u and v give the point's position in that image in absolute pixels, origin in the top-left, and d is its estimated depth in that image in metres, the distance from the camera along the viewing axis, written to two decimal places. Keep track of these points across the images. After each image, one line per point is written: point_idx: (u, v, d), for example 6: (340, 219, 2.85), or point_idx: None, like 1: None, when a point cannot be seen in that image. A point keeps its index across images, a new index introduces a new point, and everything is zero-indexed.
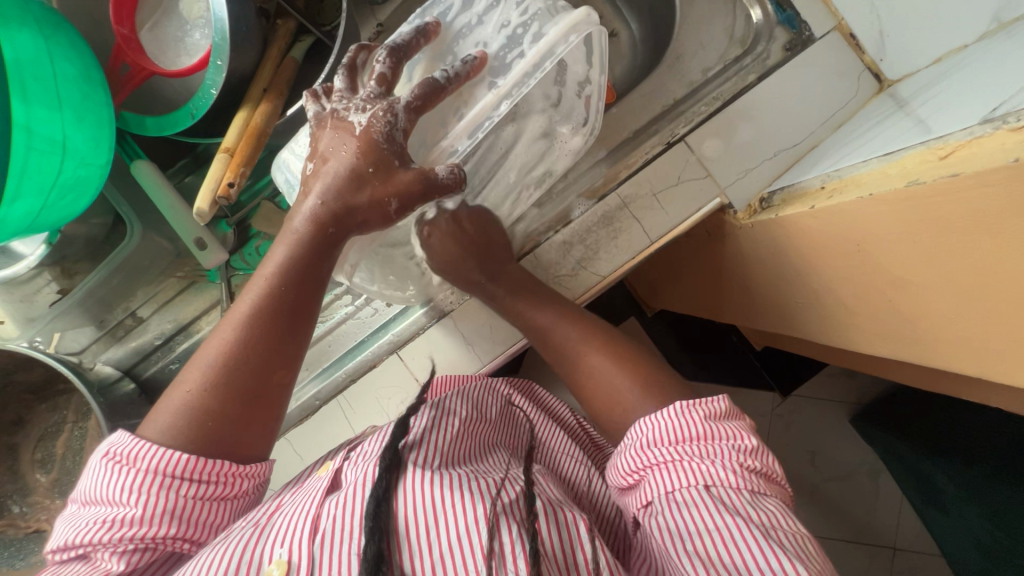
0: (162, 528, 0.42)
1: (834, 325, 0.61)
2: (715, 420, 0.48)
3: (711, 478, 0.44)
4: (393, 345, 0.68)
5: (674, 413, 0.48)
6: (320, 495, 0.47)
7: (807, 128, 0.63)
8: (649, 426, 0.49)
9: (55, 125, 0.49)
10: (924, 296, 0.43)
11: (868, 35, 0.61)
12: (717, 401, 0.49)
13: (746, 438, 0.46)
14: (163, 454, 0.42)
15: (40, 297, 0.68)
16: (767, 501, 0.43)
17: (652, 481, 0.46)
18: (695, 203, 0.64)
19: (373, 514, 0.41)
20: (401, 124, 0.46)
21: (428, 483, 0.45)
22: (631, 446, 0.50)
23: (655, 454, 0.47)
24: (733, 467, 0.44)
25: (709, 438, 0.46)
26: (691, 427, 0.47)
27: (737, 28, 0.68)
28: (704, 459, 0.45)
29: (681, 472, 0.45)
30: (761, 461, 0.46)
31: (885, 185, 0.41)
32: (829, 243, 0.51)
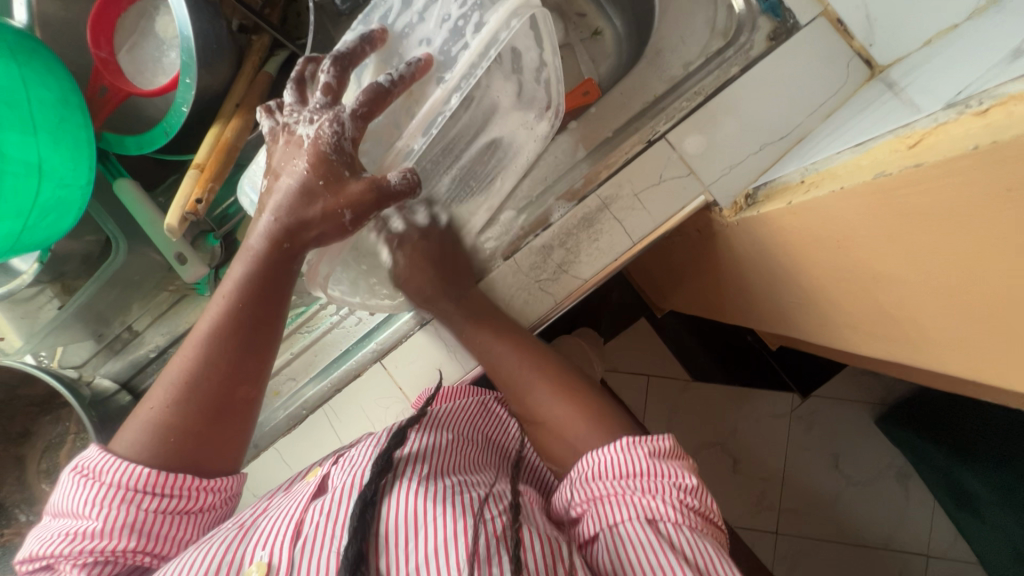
0: (122, 541, 0.42)
1: (829, 324, 0.58)
2: (658, 457, 0.49)
3: (653, 513, 0.46)
4: (377, 353, 0.67)
5: (619, 448, 0.50)
6: (304, 501, 0.49)
7: (794, 120, 0.61)
8: (597, 461, 0.51)
9: (30, 149, 0.51)
10: (908, 291, 0.41)
11: (856, 20, 0.58)
12: (661, 439, 0.51)
13: (687, 477, 0.48)
14: (127, 470, 0.43)
15: (41, 314, 0.71)
16: (704, 538, 0.45)
17: (597, 514, 0.48)
18: (677, 202, 0.63)
19: (357, 517, 0.44)
20: (348, 134, 0.46)
21: (417, 496, 0.46)
22: (577, 481, 0.52)
23: (603, 487, 0.49)
24: (672, 502, 0.46)
25: (652, 474, 0.48)
26: (633, 462, 0.49)
27: (719, 19, 0.65)
28: (648, 493, 0.47)
29: (626, 505, 0.47)
30: (699, 498, 0.48)
31: (853, 179, 0.38)
32: (810, 239, 0.48)
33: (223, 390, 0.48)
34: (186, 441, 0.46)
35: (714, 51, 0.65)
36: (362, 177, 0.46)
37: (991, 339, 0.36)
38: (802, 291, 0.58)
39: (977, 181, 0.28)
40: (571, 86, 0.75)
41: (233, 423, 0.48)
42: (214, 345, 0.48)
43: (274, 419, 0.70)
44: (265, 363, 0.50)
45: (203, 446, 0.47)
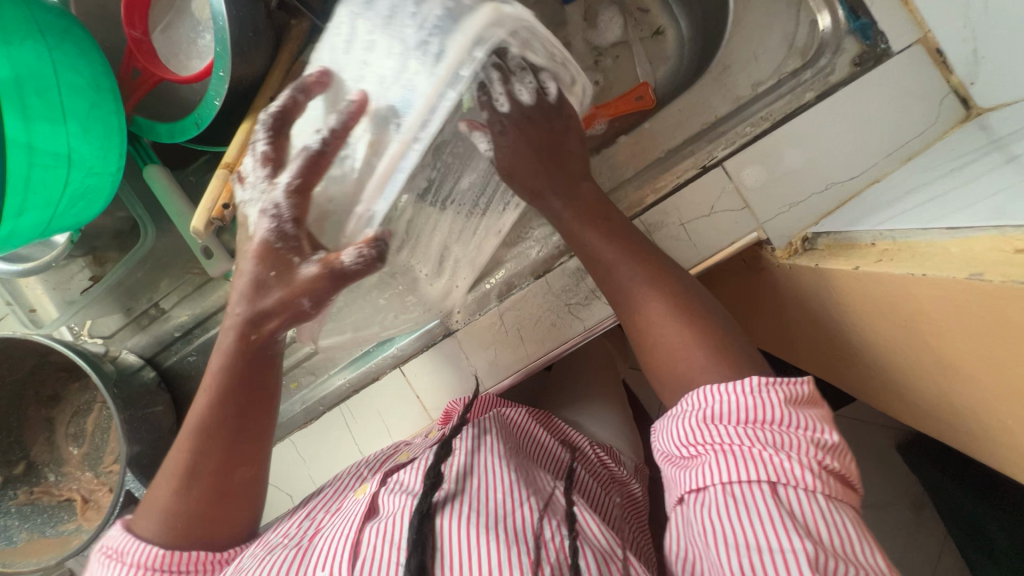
0: None
1: (878, 387, 0.54)
2: (793, 405, 0.41)
3: (781, 475, 0.38)
4: (397, 360, 0.67)
5: (747, 389, 0.40)
6: (359, 519, 0.48)
7: (869, 159, 0.55)
8: (717, 399, 0.41)
9: (60, 139, 0.47)
10: (982, 385, 0.37)
11: (959, 52, 0.52)
12: (801, 384, 0.42)
13: (826, 432, 0.40)
14: (145, 551, 0.44)
15: (74, 283, 0.72)
16: (842, 511, 0.37)
17: (712, 466, 0.40)
18: (727, 237, 0.58)
19: (416, 529, 0.44)
20: (288, 217, 0.43)
21: (474, 518, 0.45)
22: (687, 416, 0.43)
23: (723, 434, 0.40)
24: (808, 464, 0.38)
25: (788, 425, 0.39)
26: (765, 409, 0.40)
27: (800, 36, 0.59)
28: (780, 452, 0.38)
29: (750, 462, 0.38)
30: (840, 458, 0.40)
31: (943, 270, 0.34)
32: (873, 308, 0.44)
33: (240, 403, 0.47)
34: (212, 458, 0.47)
35: (789, 71, 0.59)
36: (310, 264, 0.43)
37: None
38: (854, 349, 0.53)
39: None
40: (625, 91, 0.70)
41: (237, 488, 0.48)
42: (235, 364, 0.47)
43: (292, 412, 0.71)
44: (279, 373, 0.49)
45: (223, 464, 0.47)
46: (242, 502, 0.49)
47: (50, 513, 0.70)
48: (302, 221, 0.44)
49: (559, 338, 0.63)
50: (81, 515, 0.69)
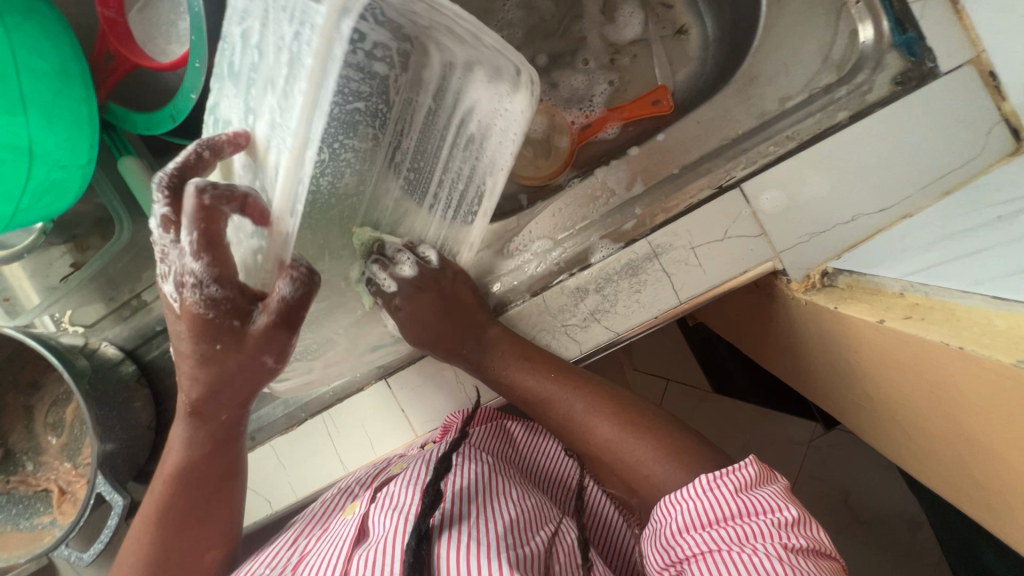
0: None
1: (895, 439, 0.50)
2: (746, 492, 0.39)
3: (753, 570, 0.34)
4: (382, 370, 0.63)
5: (700, 491, 0.40)
6: (345, 548, 0.44)
7: (902, 190, 0.50)
8: (674, 510, 0.40)
9: (20, 130, 0.44)
10: (1014, 468, 0.33)
11: (1015, 77, 0.46)
12: (745, 466, 0.40)
13: (787, 510, 0.37)
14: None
15: (53, 270, 0.69)
16: None
17: (690, 573, 0.37)
18: (741, 265, 0.53)
19: (413, 549, 0.39)
20: (208, 279, 0.37)
21: (473, 549, 0.41)
22: (661, 530, 0.41)
23: (690, 542, 0.38)
24: (778, 553, 0.35)
25: (746, 515, 0.38)
26: (721, 505, 0.39)
27: (837, 48, 0.54)
28: (746, 547, 0.36)
29: (724, 560, 0.36)
30: (811, 536, 0.36)
31: (985, 347, 0.30)
32: (895, 365, 0.40)
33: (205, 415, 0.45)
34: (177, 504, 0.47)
35: (822, 87, 0.54)
36: (256, 317, 0.39)
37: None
38: (871, 398, 0.49)
39: None
40: (641, 95, 0.65)
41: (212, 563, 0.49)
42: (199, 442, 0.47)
43: (274, 416, 0.68)
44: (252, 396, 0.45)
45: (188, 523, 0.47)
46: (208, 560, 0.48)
47: (26, 503, 0.69)
48: (226, 277, 0.37)
49: None
50: (57, 508, 0.68)
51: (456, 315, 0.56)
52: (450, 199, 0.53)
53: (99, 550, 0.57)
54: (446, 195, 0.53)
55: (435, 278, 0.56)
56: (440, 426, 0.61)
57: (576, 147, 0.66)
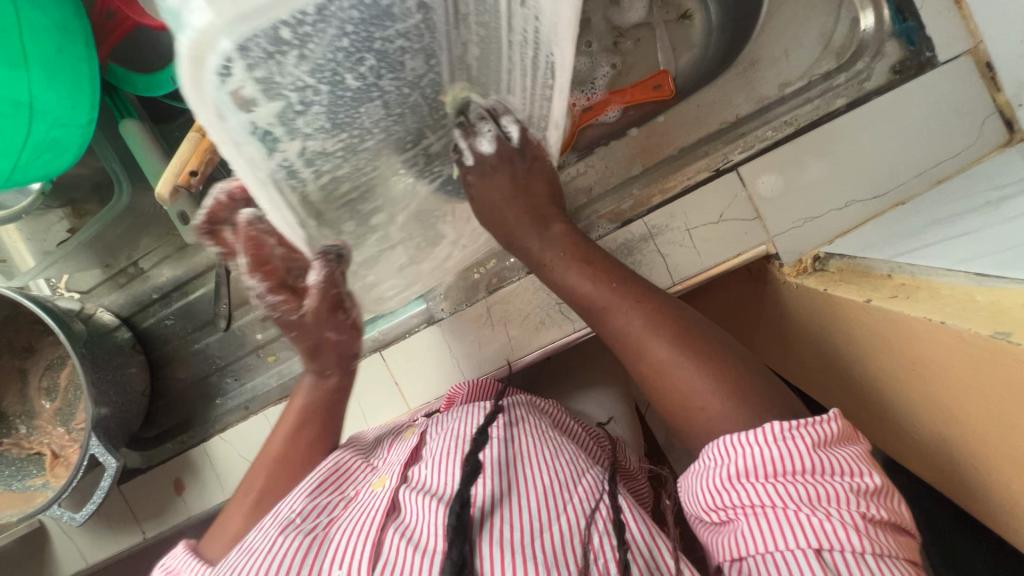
0: None
1: (879, 422, 0.51)
2: (825, 449, 0.37)
3: (825, 538, 0.34)
4: (377, 343, 0.64)
5: (770, 439, 0.36)
6: (378, 517, 0.41)
7: (896, 178, 0.51)
8: (737, 452, 0.37)
9: (21, 84, 0.44)
10: (988, 440, 0.34)
11: (1010, 69, 0.47)
12: (832, 423, 0.37)
13: (866, 476, 0.36)
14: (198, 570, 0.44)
15: (51, 234, 0.69)
16: (894, 568, 0.34)
17: (746, 530, 0.36)
18: (735, 247, 0.54)
19: (455, 517, 0.38)
20: (262, 289, 0.47)
21: (506, 534, 0.38)
22: (716, 471, 0.38)
23: (752, 494, 0.36)
24: (853, 521, 0.34)
25: (825, 473, 0.36)
26: (796, 459, 0.36)
27: (837, 35, 0.54)
28: (819, 510, 0.35)
29: (790, 526, 0.35)
30: (884, 507, 0.36)
31: (966, 321, 0.30)
32: (880, 345, 0.41)
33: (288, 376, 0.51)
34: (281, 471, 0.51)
35: (820, 74, 0.54)
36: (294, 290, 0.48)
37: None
38: (857, 381, 0.50)
39: None
40: (642, 78, 0.65)
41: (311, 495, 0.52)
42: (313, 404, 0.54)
43: (268, 385, 0.69)
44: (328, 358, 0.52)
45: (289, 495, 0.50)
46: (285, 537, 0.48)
47: (19, 465, 0.69)
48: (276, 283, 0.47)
49: (547, 337, 0.59)
50: (50, 470, 0.68)
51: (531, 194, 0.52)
52: (528, 78, 0.44)
53: (93, 509, 0.58)
54: (525, 76, 0.44)
55: (514, 159, 0.51)
56: (460, 387, 0.57)
57: (578, 129, 0.63)
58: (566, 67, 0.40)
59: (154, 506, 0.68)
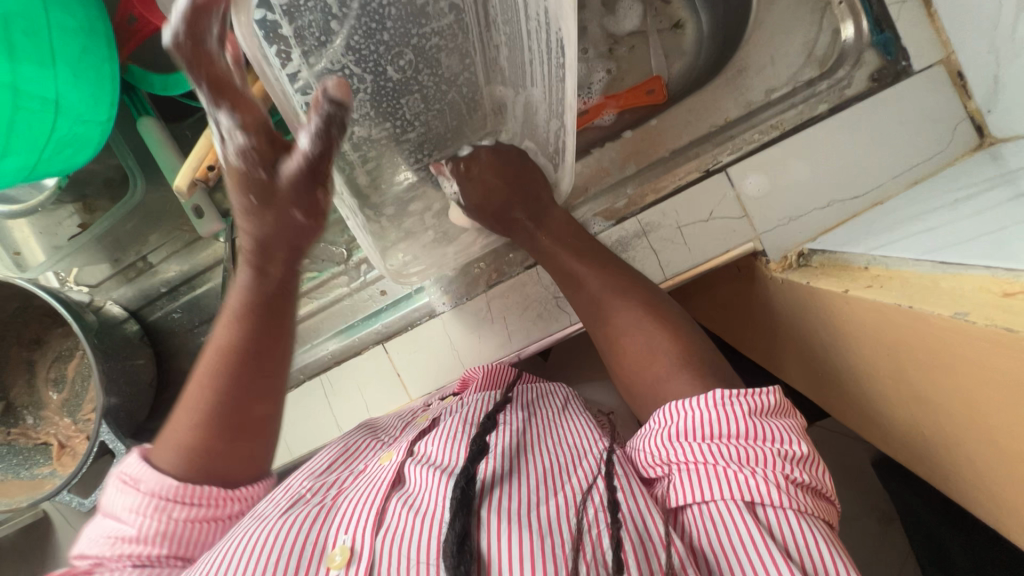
0: (155, 548, 0.40)
1: (861, 410, 0.53)
2: (759, 417, 0.41)
3: (754, 493, 0.38)
4: (380, 335, 0.66)
5: (711, 404, 0.41)
6: (383, 489, 0.44)
7: (875, 179, 0.54)
8: (681, 415, 0.42)
9: (49, 83, 0.46)
10: (955, 419, 0.37)
11: (979, 78, 0.50)
12: (767, 393, 0.42)
13: (792, 444, 0.40)
14: (161, 478, 0.41)
15: (61, 229, 0.71)
16: (812, 524, 0.37)
17: (681, 484, 0.40)
18: (725, 244, 0.57)
19: (461, 490, 0.40)
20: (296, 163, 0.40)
21: (510, 502, 0.40)
22: (659, 432, 0.43)
23: (690, 450, 0.41)
24: (776, 479, 0.38)
25: (753, 437, 0.40)
26: (729, 422, 0.40)
27: (820, 44, 0.57)
28: (745, 468, 0.39)
29: (719, 479, 0.39)
30: (808, 472, 0.40)
31: (931, 305, 0.33)
32: (858, 333, 0.44)
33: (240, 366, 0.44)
34: (218, 410, 0.43)
35: (804, 81, 0.57)
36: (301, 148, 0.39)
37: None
38: (840, 372, 0.52)
39: None
40: (636, 84, 0.68)
41: (256, 421, 0.45)
42: (258, 266, 0.44)
43: None
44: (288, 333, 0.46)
45: (235, 437, 0.44)
46: (249, 462, 0.45)
47: (26, 455, 0.71)
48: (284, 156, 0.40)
49: (545, 329, 0.62)
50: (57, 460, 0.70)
51: (525, 188, 0.57)
52: (544, 84, 0.48)
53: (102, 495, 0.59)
54: (540, 84, 0.48)
55: (513, 163, 0.57)
56: (478, 368, 0.59)
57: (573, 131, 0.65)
58: (574, 45, 0.40)
59: None
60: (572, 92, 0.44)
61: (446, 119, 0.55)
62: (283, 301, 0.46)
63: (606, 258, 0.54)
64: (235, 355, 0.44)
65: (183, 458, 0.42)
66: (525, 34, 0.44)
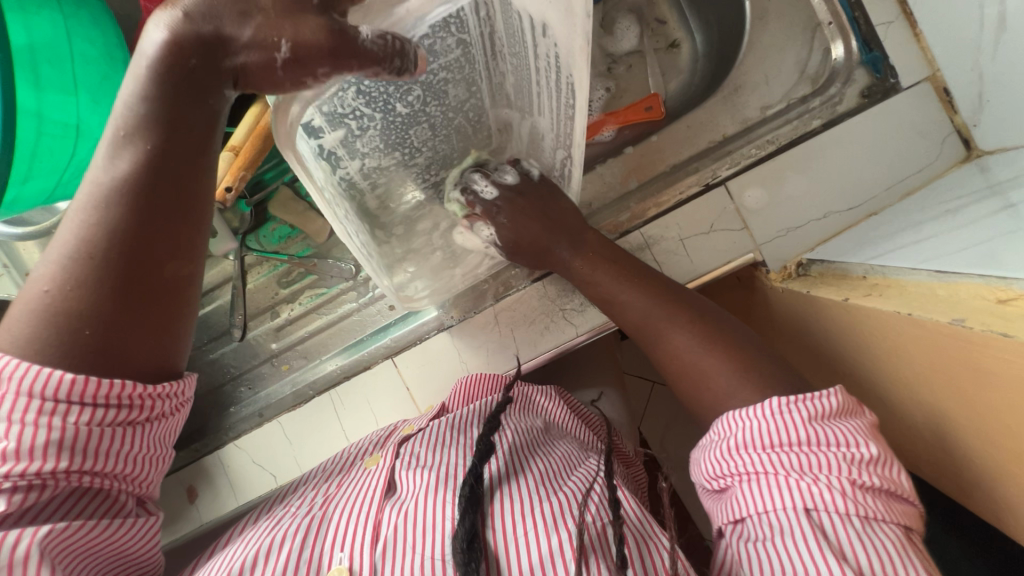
0: (48, 462, 0.36)
1: (862, 414, 0.55)
2: (821, 422, 0.40)
3: (815, 501, 0.37)
4: (389, 350, 0.67)
5: (771, 412, 0.40)
6: (377, 496, 0.46)
7: (868, 191, 0.56)
8: (741, 426, 0.41)
9: (70, 109, 0.47)
10: (956, 422, 0.38)
11: (964, 94, 0.53)
12: (830, 396, 0.41)
13: (863, 447, 0.39)
14: (39, 375, 0.35)
15: None
16: (881, 531, 0.36)
17: (741, 494, 0.40)
18: (726, 255, 0.58)
19: (469, 494, 0.44)
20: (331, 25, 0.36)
21: (514, 505, 0.44)
22: (715, 444, 0.43)
23: (748, 461, 0.40)
24: (842, 487, 0.37)
25: (817, 443, 0.39)
26: (792, 430, 0.40)
27: (812, 63, 0.60)
28: (808, 476, 0.38)
29: (778, 488, 0.38)
30: (880, 473, 0.39)
31: (929, 312, 0.34)
32: (859, 340, 0.45)
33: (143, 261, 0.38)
34: (114, 262, 0.37)
35: (798, 97, 0.59)
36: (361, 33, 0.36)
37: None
38: (843, 378, 0.54)
39: None
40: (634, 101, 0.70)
41: (171, 286, 0.40)
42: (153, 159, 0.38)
43: (282, 394, 0.71)
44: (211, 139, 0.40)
45: (137, 301, 0.38)
46: (162, 340, 0.40)
47: None
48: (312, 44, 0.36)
49: (552, 341, 0.63)
50: None
51: (562, 221, 0.58)
52: (552, 112, 0.50)
53: None
54: (548, 114, 0.51)
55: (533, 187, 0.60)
56: (454, 389, 0.60)
57: None
58: (583, 88, 0.44)
59: (167, 513, 0.69)
60: (581, 131, 0.48)
61: (452, 147, 0.57)
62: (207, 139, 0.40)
63: (628, 273, 0.55)
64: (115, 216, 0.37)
65: (55, 334, 0.36)
66: (533, 70, 0.47)
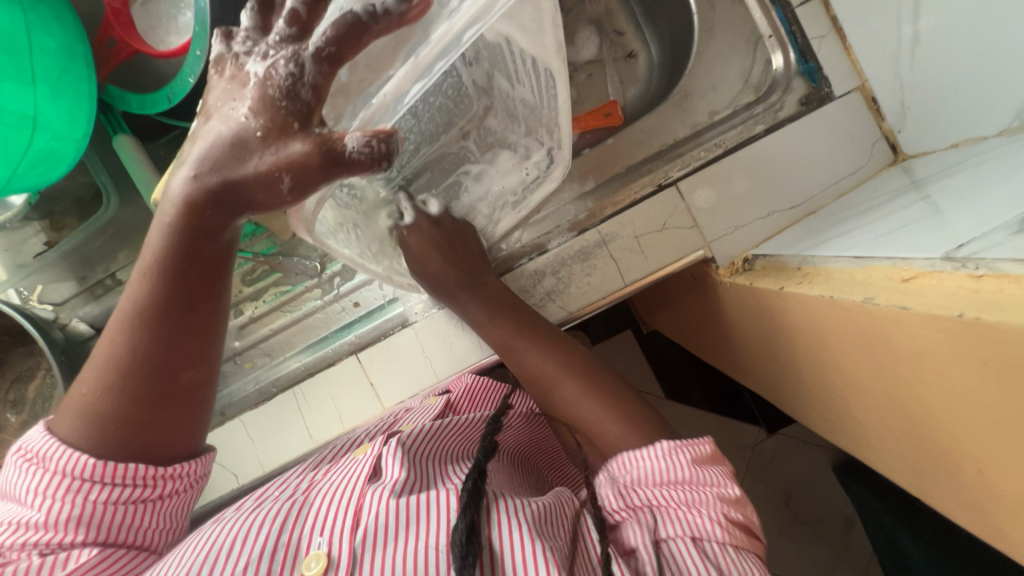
0: (70, 535, 0.40)
1: (803, 402, 0.58)
2: (700, 465, 0.45)
3: (699, 530, 0.41)
4: (353, 346, 0.68)
5: (660, 453, 0.45)
6: (360, 481, 0.46)
7: (807, 193, 0.60)
8: (634, 465, 0.46)
9: (27, 100, 0.48)
10: (875, 401, 0.42)
11: (890, 103, 0.57)
12: (702, 442, 0.47)
13: (730, 487, 0.44)
14: (71, 458, 0.40)
15: (27, 247, 0.70)
16: (749, 559, 0.42)
17: (637, 527, 0.44)
18: (677, 251, 0.62)
19: (470, 489, 0.43)
20: (308, 80, 0.35)
21: (502, 509, 0.43)
22: (612, 487, 0.47)
23: (640, 496, 0.45)
24: (718, 519, 0.42)
25: (695, 483, 0.44)
26: (676, 469, 0.44)
27: (755, 72, 0.63)
28: (692, 510, 0.42)
29: (674, 522, 0.42)
30: (742, 513, 0.44)
31: (846, 293, 0.38)
32: (793, 327, 0.49)
33: (164, 361, 0.42)
34: (141, 379, 0.41)
35: (743, 104, 0.63)
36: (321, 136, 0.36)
37: (950, 467, 0.37)
38: (783, 369, 0.57)
39: (963, 345, 0.28)
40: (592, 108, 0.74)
41: (186, 393, 0.43)
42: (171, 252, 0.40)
43: (244, 391, 0.70)
44: (221, 299, 0.44)
45: (158, 406, 0.42)
46: (186, 429, 0.44)
47: None
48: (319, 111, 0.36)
49: None
50: None
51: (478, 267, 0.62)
52: (531, 81, 0.47)
53: None
54: (528, 82, 0.48)
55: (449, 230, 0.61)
56: (462, 392, 0.62)
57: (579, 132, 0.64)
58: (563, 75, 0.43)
59: None
60: (565, 117, 0.47)
61: (436, 144, 0.57)
62: (225, 270, 0.43)
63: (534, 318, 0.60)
64: (149, 312, 0.41)
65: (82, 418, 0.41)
66: (513, 74, 0.48)
